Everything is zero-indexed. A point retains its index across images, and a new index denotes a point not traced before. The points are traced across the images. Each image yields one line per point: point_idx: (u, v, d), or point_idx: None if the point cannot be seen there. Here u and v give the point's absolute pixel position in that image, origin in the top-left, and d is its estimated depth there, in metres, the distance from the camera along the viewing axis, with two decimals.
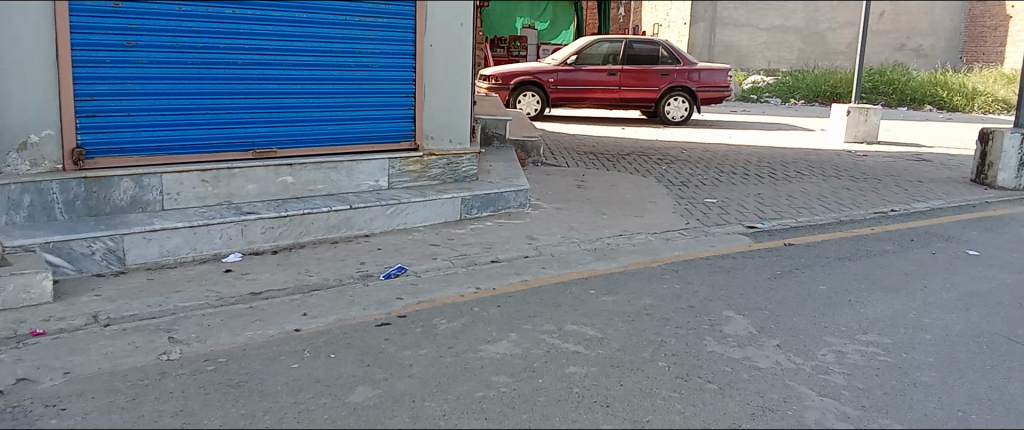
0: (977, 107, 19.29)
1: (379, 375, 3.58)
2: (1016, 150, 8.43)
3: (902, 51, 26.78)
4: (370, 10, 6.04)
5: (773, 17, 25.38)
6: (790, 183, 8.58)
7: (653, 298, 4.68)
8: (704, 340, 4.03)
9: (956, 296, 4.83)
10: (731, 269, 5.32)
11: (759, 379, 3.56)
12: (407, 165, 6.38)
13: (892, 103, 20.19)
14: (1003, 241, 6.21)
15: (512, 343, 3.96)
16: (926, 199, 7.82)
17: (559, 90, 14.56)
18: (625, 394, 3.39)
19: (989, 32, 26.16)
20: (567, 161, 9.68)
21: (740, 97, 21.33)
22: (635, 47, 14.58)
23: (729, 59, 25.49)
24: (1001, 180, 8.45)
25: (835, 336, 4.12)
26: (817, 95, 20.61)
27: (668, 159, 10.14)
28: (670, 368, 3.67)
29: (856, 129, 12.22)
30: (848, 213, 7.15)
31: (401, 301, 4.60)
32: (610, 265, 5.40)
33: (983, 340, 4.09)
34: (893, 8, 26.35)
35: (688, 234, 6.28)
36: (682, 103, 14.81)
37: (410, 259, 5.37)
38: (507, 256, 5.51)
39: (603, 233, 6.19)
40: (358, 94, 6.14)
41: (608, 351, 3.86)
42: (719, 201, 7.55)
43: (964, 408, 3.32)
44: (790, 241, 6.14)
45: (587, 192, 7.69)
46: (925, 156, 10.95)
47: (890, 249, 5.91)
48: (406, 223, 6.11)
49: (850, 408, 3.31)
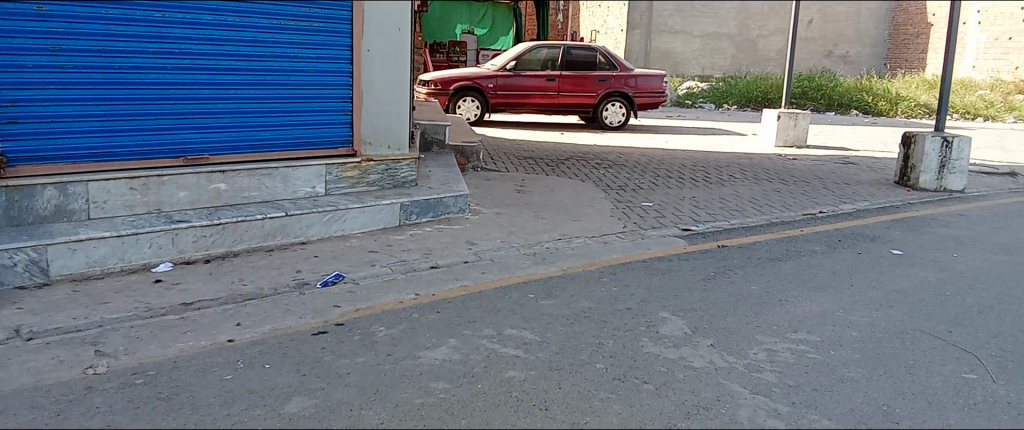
0: (900, 111, 20.02)
1: (315, 385, 3.52)
2: (937, 154, 8.75)
3: (829, 57, 27.66)
4: (306, 14, 5.93)
5: (706, 25, 26.01)
6: (723, 186, 8.77)
7: (591, 301, 4.73)
8: (641, 341, 4.09)
9: (881, 294, 5.01)
10: (667, 271, 5.42)
11: (693, 379, 3.63)
12: (345, 171, 6.31)
13: (820, 107, 20.83)
14: (924, 241, 6.47)
15: (451, 349, 3.95)
16: (852, 201, 8.08)
17: (498, 95, 14.59)
18: (563, 397, 3.41)
19: (912, 39, 27.28)
20: (506, 166, 9.71)
21: (676, 102, 21.71)
22: (572, 54, 14.71)
23: (665, 65, 25.96)
24: (922, 181, 8.81)
25: (766, 334, 4.23)
26: (749, 101, 21.15)
27: (605, 163, 10.27)
28: (608, 370, 3.71)
29: (787, 133, 12.58)
30: (779, 215, 7.35)
31: (339, 309, 4.54)
32: (549, 269, 5.44)
33: (906, 336, 4.24)
34: (821, 16, 27.20)
35: (625, 237, 6.36)
36: (619, 109, 14.99)
37: (348, 266, 5.31)
38: (446, 261, 5.50)
39: (542, 237, 6.23)
40: (293, 99, 6.03)
41: (547, 354, 3.89)
42: (656, 204, 7.68)
43: (889, 403, 3.43)
44: (724, 243, 6.28)
45: (527, 197, 7.73)
46: (852, 160, 11.33)
47: (819, 250, 6.10)
48: (344, 229, 6.05)
49: (781, 404, 3.40)
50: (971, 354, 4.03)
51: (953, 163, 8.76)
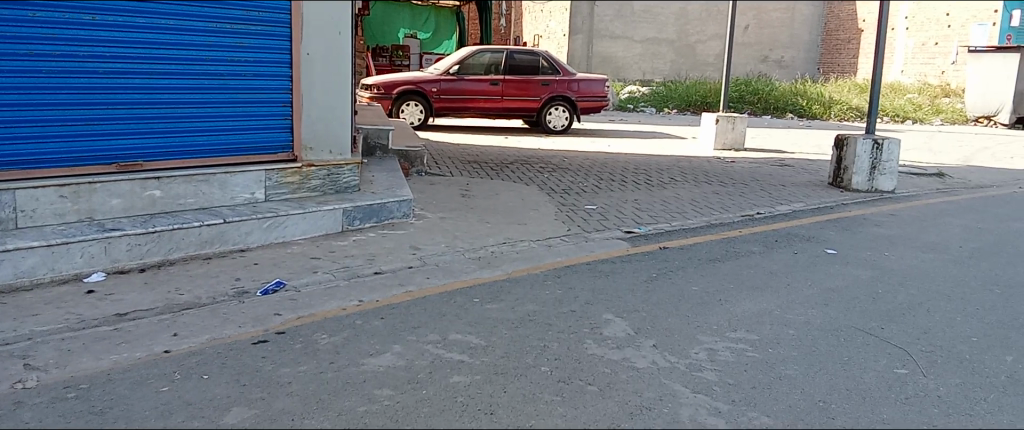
0: (833, 114, 20.72)
1: (255, 395, 3.46)
2: (868, 155, 9.03)
3: (765, 62, 28.35)
4: (243, 17, 5.82)
5: (646, 30, 26.43)
6: (664, 189, 8.91)
7: (536, 304, 4.75)
8: (585, 343, 4.12)
9: (817, 292, 5.15)
10: (610, 273, 5.47)
11: (636, 379, 3.68)
12: (286, 177, 6.22)
13: (757, 112, 21.34)
14: (857, 240, 6.67)
15: (395, 355, 3.91)
16: (788, 202, 8.30)
17: (442, 99, 14.54)
18: (508, 401, 3.42)
19: (843, 44, 28.16)
20: (451, 170, 9.69)
21: (618, 106, 21.95)
22: (516, 58, 14.79)
23: (606, 70, 26.24)
24: (854, 183, 9.10)
25: (707, 334, 4.30)
26: (689, 105, 21.51)
27: (549, 167, 10.32)
28: (553, 373, 3.73)
29: (725, 137, 12.85)
30: (718, 216, 7.50)
31: (280, 317, 4.46)
32: (494, 272, 5.45)
33: (841, 333, 4.37)
34: (757, 22, 27.86)
35: (569, 240, 6.40)
36: (562, 113, 15.11)
37: (289, 273, 5.23)
38: (390, 267, 5.45)
39: (487, 241, 6.22)
40: (231, 104, 5.91)
41: (492, 358, 3.88)
42: (599, 207, 7.76)
43: (824, 399, 3.53)
44: (665, 244, 6.38)
45: (471, 201, 7.72)
46: (787, 162, 11.62)
47: (757, 250, 6.24)
48: (284, 236, 5.95)
49: (721, 402, 3.46)
50: (902, 349, 4.17)
51: (885, 164, 9.05)
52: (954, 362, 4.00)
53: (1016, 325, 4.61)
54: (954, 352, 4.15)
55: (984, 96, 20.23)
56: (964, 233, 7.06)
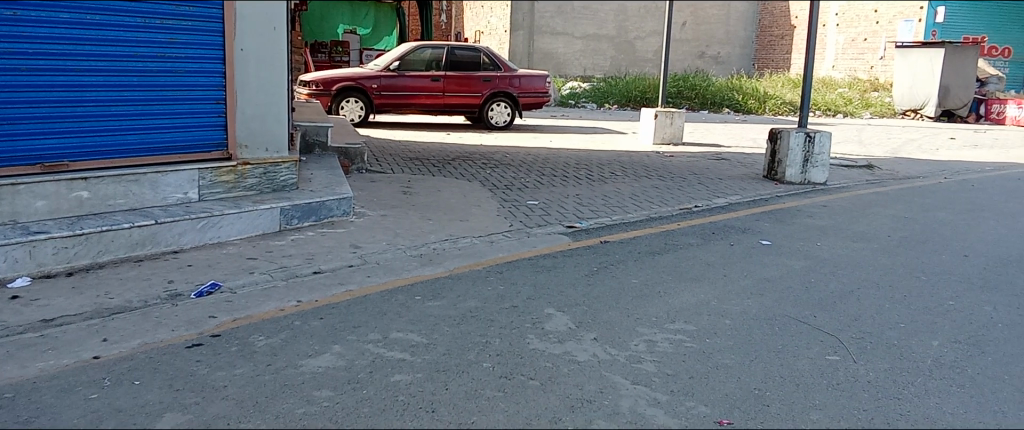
0: (768, 109, 21.33)
1: (189, 400, 3.37)
2: (801, 148, 9.27)
3: (702, 58, 28.85)
4: (173, 12, 5.66)
5: (587, 26, 26.65)
6: (605, 184, 8.99)
7: (477, 301, 4.74)
8: (527, 338, 4.13)
9: (752, 282, 5.27)
10: (552, 268, 5.50)
11: (577, 373, 3.70)
12: (220, 175, 6.08)
13: (694, 106, 21.64)
14: (790, 231, 6.85)
15: (335, 356, 3.86)
16: (725, 195, 8.47)
17: (382, 96, 14.44)
18: (449, 398, 3.40)
19: (777, 40, 28.85)
20: (392, 167, 9.59)
21: (559, 102, 22.07)
22: (456, 54, 14.73)
23: (548, 66, 26.46)
24: (788, 175, 9.34)
25: (646, 326, 4.36)
26: (629, 100, 21.79)
27: (491, 163, 10.32)
28: (495, 368, 3.73)
29: (664, 131, 13.02)
30: (657, 210, 7.61)
31: (215, 319, 4.36)
32: (436, 269, 5.42)
33: (775, 323, 4.48)
34: (694, 19, 28.35)
35: (511, 236, 6.41)
36: (504, 109, 15.02)
37: (224, 274, 5.11)
38: (330, 266, 5.38)
39: (429, 238, 6.19)
40: (161, 102, 5.75)
41: (433, 356, 3.86)
42: (541, 203, 7.77)
43: (760, 387, 3.61)
44: (605, 238, 6.44)
45: (412, 198, 7.66)
46: (724, 156, 11.86)
47: (694, 243, 6.35)
48: (220, 236, 5.81)
49: (660, 393, 3.51)
50: (834, 336, 4.29)
51: (817, 157, 9.28)
52: (884, 348, 4.13)
53: (941, 310, 4.78)
54: (883, 338, 4.29)
55: (912, 90, 21.03)
56: (892, 223, 7.30)
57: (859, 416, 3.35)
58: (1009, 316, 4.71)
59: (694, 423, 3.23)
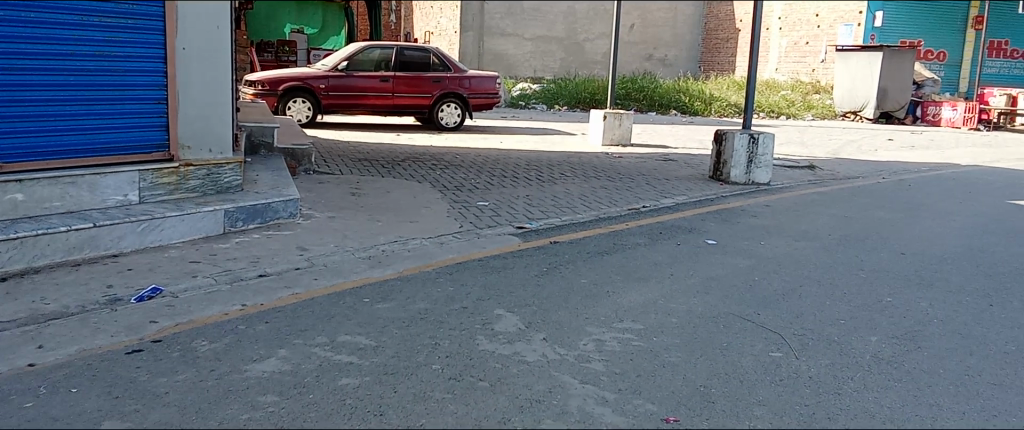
0: (714, 111, 21.66)
1: (129, 407, 3.29)
2: (745, 149, 9.45)
3: (650, 60, 29.28)
4: (112, 10, 5.51)
5: (537, 28, 26.78)
6: (555, 184, 9.03)
7: (427, 302, 4.72)
8: (476, 339, 4.13)
9: (698, 281, 5.36)
10: (502, 269, 5.51)
11: (526, 373, 3.71)
12: (161, 177, 5.95)
13: (642, 108, 21.89)
14: (735, 230, 6.98)
15: (280, 360, 3.80)
16: (672, 196, 8.60)
17: (330, 96, 14.27)
18: (398, 401, 3.38)
19: (722, 43, 29.38)
20: (340, 168, 9.48)
21: (509, 103, 22.12)
22: (405, 54, 14.65)
23: (498, 67, 26.59)
24: (733, 176, 9.51)
25: (595, 325, 4.40)
26: (578, 102, 21.93)
27: (441, 164, 10.28)
28: (444, 370, 3.72)
29: (612, 133, 13.15)
30: (606, 210, 7.69)
31: (156, 324, 4.26)
32: (384, 271, 5.38)
33: (721, 320, 4.56)
34: (641, 22, 28.76)
35: (461, 237, 6.40)
36: (454, 110, 14.99)
37: (166, 278, 4.99)
38: (276, 269, 5.30)
39: (378, 240, 6.14)
40: (101, 101, 5.59)
41: (382, 359, 3.83)
42: (491, 204, 7.78)
43: (705, 384, 3.67)
44: (555, 239, 6.48)
45: (361, 200, 7.59)
46: (672, 157, 12.03)
47: (642, 243, 6.42)
48: (161, 239, 5.68)
49: (608, 392, 3.54)
50: (777, 333, 4.39)
51: (760, 158, 9.47)
52: (824, 344, 4.24)
53: (879, 307, 4.93)
54: (824, 334, 4.40)
55: (852, 92, 21.67)
56: (833, 222, 7.49)
57: (801, 411, 3.43)
58: (943, 312, 4.87)
59: (641, 421, 3.27)
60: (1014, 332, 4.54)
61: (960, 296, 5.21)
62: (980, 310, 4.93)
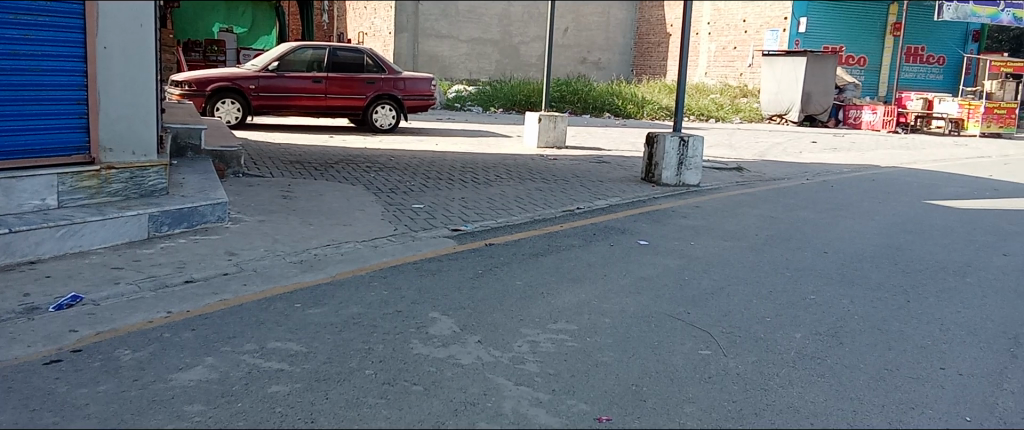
0: (646, 113, 22.07)
1: (47, 420, 3.16)
2: (676, 152, 9.63)
3: (584, 64, 29.63)
4: (27, 7, 5.30)
5: (471, 30, 26.75)
6: (490, 187, 9.04)
7: (360, 307, 4.66)
8: (410, 343, 4.10)
9: (630, 281, 5.44)
10: (436, 272, 5.48)
11: (460, 376, 3.71)
12: (81, 180, 5.76)
13: (577, 111, 22.09)
14: (666, 231, 7.11)
15: (207, 368, 3.70)
16: (606, 197, 8.72)
17: (260, 97, 13.99)
18: (330, 407, 3.33)
19: (653, 47, 29.85)
20: (271, 171, 9.28)
21: (445, 105, 22.05)
22: (338, 55, 14.46)
23: (433, 69, 26.38)
24: (664, 177, 9.67)
25: (529, 327, 4.42)
26: (513, 104, 22.03)
27: (375, 166, 10.17)
28: (377, 375, 3.68)
29: (547, 135, 13.25)
30: (540, 212, 7.73)
31: (76, 333, 4.10)
32: (317, 276, 5.29)
33: (652, 319, 4.64)
34: (575, 25, 29.08)
35: (395, 240, 6.34)
36: (389, 111, 14.84)
37: (86, 286, 4.80)
38: (203, 275, 5.16)
39: (310, 244, 6.04)
40: (16, 101, 5.35)
41: (313, 365, 3.77)
42: (426, 206, 7.73)
43: (637, 383, 3.73)
44: (490, 241, 6.48)
45: (293, 203, 7.46)
46: (605, 159, 12.18)
47: (576, 244, 6.49)
48: (82, 246, 5.47)
49: (542, 393, 3.56)
50: (706, 332, 4.48)
51: (690, 160, 9.68)
52: (751, 342, 4.35)
53: (803, 304, 5.09)
54: (751, 332, 4.51)
55: (778, 96, 22.35)
56: (760, 223, 7.69)
57: (729, 407, 3.51)
58: (863, 308, 5.06)
59: (574, 421, 3.30)
60: (929, 327, 4.74)
61: (879, 293, 5.41)
62: (898, 306, 5.14)
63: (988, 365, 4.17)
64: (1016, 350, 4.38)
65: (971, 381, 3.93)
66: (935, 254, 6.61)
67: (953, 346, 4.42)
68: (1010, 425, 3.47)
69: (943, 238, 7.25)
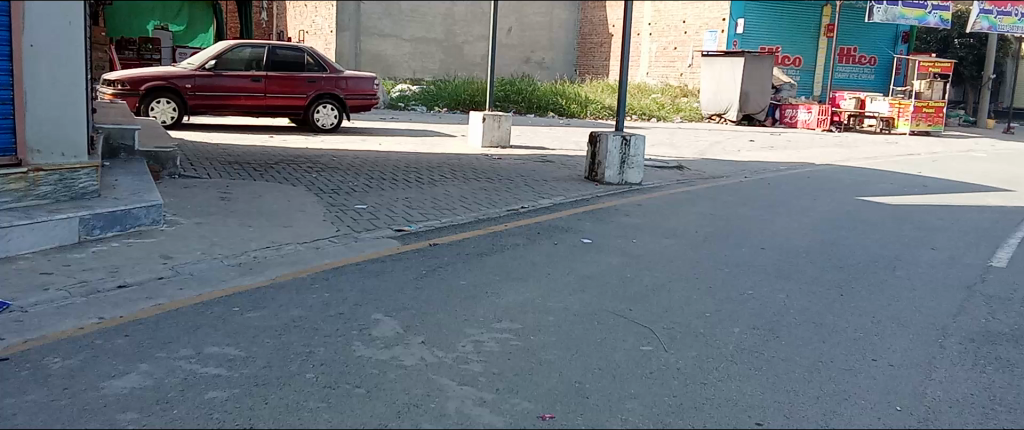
0: (590, 113, 22.29)
1: None
2: (618, 151, 9.75)
3: (528, 63, 29.75)
4: None
5: (415, 29, 26.59)
6: (435, 186, 9.00)
7: (301, 310, 4.59)
8: (352, 345, 4.06)
9: (574, 279, 5.48)
10: (380, 273, 5.43)
11: (404, 377, 3.68)
12: (8, 183, 5.58)
13: (521, 110, 22.14)
14: (610, 229, 7.18)
15: (141, 375, 3.60)
16: (550, 196, 8.76)
17: (197, 96, 13.67)
18: (270, 412, 3.28)
19: (596, 48, 30.13)
20: (208, 172, 9.07)
21: (388, 104, 21.89)
22: (278, 54, 14.21)
23: (376, 68, 26.16)
24: (607, 176, 9.76)
25: (473, 327, 4.42)
26: (458, 104, 21.94)
27: (317, 167, 10.03)
28: (318, 379, 3.62)
29: (492, 135, 13.25)
30: (485, 212, 7.74)
31: (2, 341, 3.95)
32: (256, 279, 5.19)
33: (595, 317, 4.68)
34: (519, 25, 29.22)
35: (338, 241, 6.26)
36: (331, 111, 14.64)
37: (12, 292, 4.62)
38: (138, 279, 5.02)
39: (249, 246, 5.92)
40: None
41: (252, 370, 3.70)
42: (370, 207, 7.66)
43: (580, 380, 3.75)
44: (435, 241, 6.45)
45: (232, 205, 7.30)
46: (550, 158, 12.25)
47: (521, 243, 6.50)
48: (8, 251, 5.26)
49: (486, 392, 3.56)
50: (648, 328, 4.54)
51: (632, 159, 9.80)
52: (691, 337, 4.43)
53: (741, 299, 5.19)
54: (691, 327, 4.59)
55: (716, 95, 22.80)
56: (700, 220, 7.83)
57: (669, 402, 3.57)
58: (799, 302, 5.19)
59: (517, 420, 3.31)
60: (861, 320, 4.89)
61: (814, 288, 5.56)
62: (832, 300, 5.29)
63: (916, 356, 4.32)
64: (943, 341, 4.55)
65: (901, 371, 4.07)
66: (868, 249, 6.83)
67: (883, 338, 4.57)
68: (937, 412, 3.60)
69: (875, 233, 7.49)
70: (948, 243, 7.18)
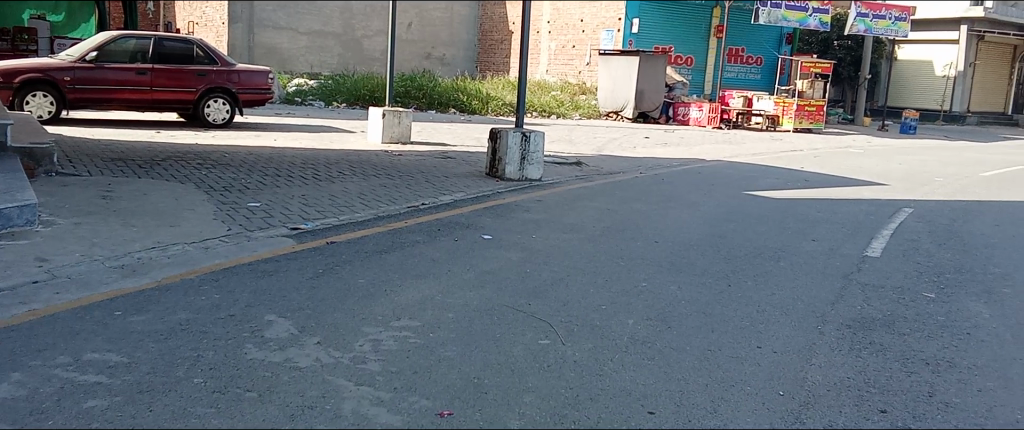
0: (490, 110, 22.40)
1: None
2: (518, 147, 9.82)
3: (428, 59, 29.61)
4: None
5: (311, 21, 26.00)
6: (332, 183, 8.84)
7: (189, 312, 4.42)
8: (244, 348, 3.94)
9: (473, 275, 5.49)
10: (274, 273, 5.29)
11: (298, 379, 3.60)
12: None
13: (422, 106, 21.94)
14: (509, 225, 7.23)
15: (13, 385, 3.39)
16: (450, 192, 8.75)
17: (76, 89, 12.92)
18: (153, 420, 3.14)
19: (496, 44, 30.28)
20: (87, 169, 8.60)
21: (284, 100, 21.35)
22: (165, 45, 13.60)
23: (271, 62, 25.42)
24: (508, 172, 9.84)
25: (371, 325, 4.37)
26: (357, 99, 21.58)
27: (208, 163, 9.67)
28: (207, 383, 3.50)
29: (392, 131, 13.11)
30: (384, 208, 7.65)
31: None
32: (140, 281, 4.96)
33: (495, 312, 4.72)
34: (419, 20, 29.06)
35: (229, 240, 6.06)
36: (222, 105, 14.15)
37: None
38: (9, 283, 4.71)
39: (133, 247, 5.65)
40: None
41: (136, 376, 3.54)
42: (263, 204, 7.45)
43: (479, 375, 3.77)
44: (332, 239, 6.33)
45: (115, 203, 6.95)
46: (450, 154, 12.22)
47: (420, 240, 6.46)
48: None
49: (383, 391, 3.53)
50: (546, 322, 4.60)
51: (532, 155, 9.89)
52: (587, 330, 4.52)
53: (635, 291, 5.34)
54: (588, 320, 4.69)
55: (613, 92, 23.30)
56: (597, 215, 8.00)
57: (566, 394, 3.63)
58: (690, 293, 5.38)
59: (414, 418, 3.29)
60: (747, 309, 5.12)
61: (704, 279, 5.78)
62: (720, 291, 5.50)
63: (798, 342, 4.55)
64: (822, 327, 4.82)
65: (783, 357, 4.29)
66: (754, 241, 7.14)
67: (766, 326, 4.80)
68: (816, 396, 3.81)
69: (761, 226, 7.83)
70: (827, 235, 7.59)
